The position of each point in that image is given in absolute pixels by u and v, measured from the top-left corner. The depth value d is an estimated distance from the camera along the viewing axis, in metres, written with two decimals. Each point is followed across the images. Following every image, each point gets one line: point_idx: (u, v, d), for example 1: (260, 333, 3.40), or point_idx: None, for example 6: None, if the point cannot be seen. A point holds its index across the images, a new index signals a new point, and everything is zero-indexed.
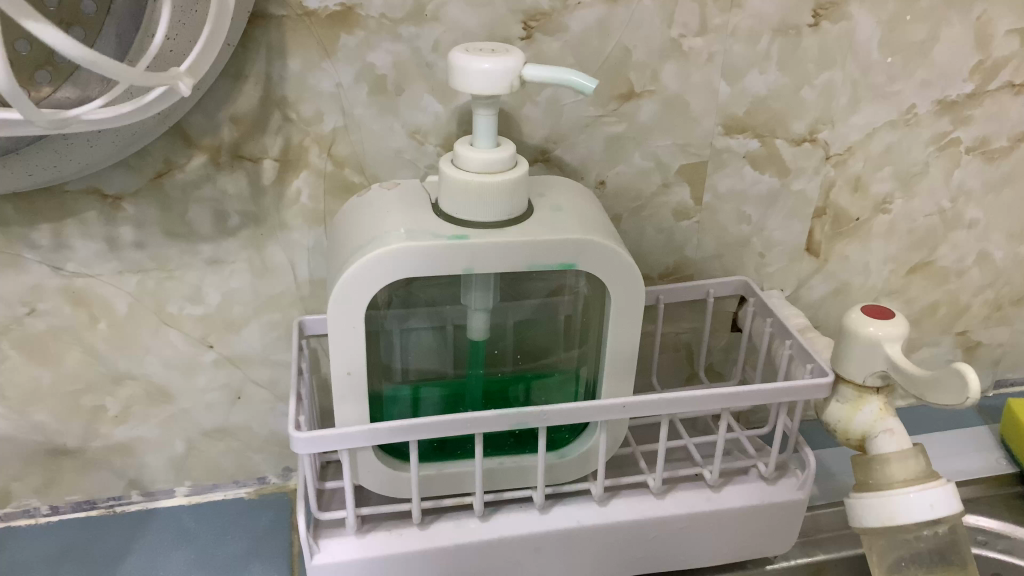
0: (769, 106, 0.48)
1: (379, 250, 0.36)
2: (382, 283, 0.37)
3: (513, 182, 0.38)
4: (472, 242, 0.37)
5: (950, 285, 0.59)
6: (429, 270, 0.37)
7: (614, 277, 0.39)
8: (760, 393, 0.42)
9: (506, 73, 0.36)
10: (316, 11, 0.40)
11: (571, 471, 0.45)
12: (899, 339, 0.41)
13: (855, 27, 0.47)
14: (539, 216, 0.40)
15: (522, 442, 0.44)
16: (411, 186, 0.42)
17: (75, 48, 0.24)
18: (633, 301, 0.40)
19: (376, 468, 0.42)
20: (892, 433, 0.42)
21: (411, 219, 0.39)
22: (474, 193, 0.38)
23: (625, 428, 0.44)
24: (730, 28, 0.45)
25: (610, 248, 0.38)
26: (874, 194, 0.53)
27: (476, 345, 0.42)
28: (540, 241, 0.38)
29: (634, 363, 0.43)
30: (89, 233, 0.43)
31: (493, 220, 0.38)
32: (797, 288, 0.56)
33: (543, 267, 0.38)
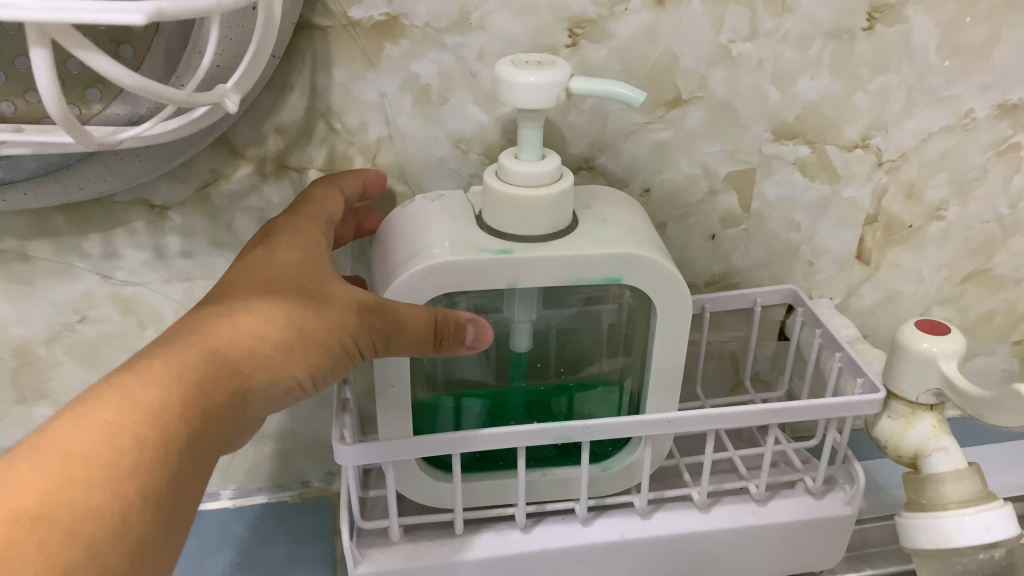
0: (820, 112, 0.47)
1: (423, 263, 0.36)
2: (426, 295, 0.37)
3: (559, 195, 0.38)
4: (517, 257, 0.37)
5: (1007, 293, 0.56)
6: (474, 285, 0.37)
7: (661, 292, 0.39)
8: (808, 408, 0.41)
9: (552, 87, 0.35)
10: (361, 21, 0.40)
11: (615, 483, 0.44)
12: (955, 355, 0.40)
13: (912, 29, 0.45)
14: (584, 227, 0.39)
15: (564, 454, 0.44)
16: (454, 197, 0.42)
17: (129, 77, 0.24)
18: (679, 317, 0.40)
19: (421, 478, 0.42)
20: (946, 451, 0.41)
21: (456, 231, 0.39)
22: (518, 207, 0.37)
23: (669, 443, 0.43)
24: (781, 32, 0.44)
25: (657, 261, 0.38)
26: (929, 201, 0.51)
27: (519, 357, 0.42)
28: (587, 255, 0.37)
29: (679, 378, 0.42)
30: (137, 242, 0.44)
31: (539, 233, 0.38)
32: (847, 296, 0.54)
33: (589, 282, 0.38)
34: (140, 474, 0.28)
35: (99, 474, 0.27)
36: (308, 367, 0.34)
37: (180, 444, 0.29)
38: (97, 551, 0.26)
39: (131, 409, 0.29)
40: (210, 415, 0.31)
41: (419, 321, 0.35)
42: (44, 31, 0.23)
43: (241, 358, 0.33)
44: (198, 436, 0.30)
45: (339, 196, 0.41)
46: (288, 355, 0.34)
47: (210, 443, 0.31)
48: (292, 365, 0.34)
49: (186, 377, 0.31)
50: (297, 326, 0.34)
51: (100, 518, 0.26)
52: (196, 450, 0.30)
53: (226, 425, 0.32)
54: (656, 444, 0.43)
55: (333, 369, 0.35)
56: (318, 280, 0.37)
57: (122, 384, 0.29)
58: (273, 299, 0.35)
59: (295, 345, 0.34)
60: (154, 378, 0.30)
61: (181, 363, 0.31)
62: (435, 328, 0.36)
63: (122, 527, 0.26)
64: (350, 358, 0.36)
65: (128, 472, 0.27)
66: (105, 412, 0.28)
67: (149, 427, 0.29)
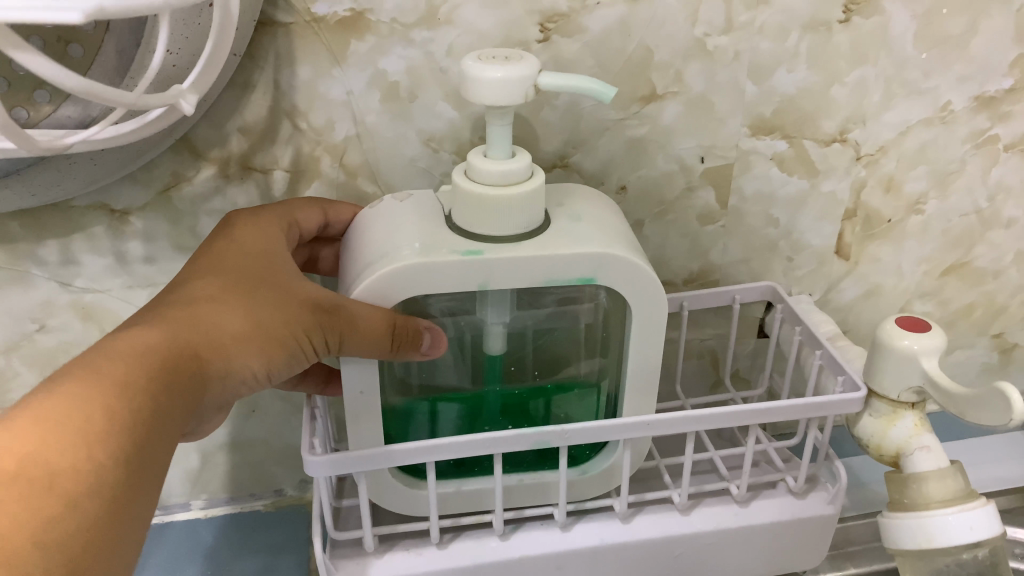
0: (798, 105, 0.46)
1: (391, 265, 0.35)
2: (392, 299, 0.36)
3: (529, 195, 0.36)
4: (487, 257, 0.35)
5: (987, 286, 0.56)
6: (444, 288, 0.36)
7: (636, 291, 0.38)
8: (790, 409, 0.40)
9: (520, 84, 0.34)
10: (324, 16, 0.38)
11: (593, 487, 0.43)
12: (936, 351, 0.39)
13: (889, 20, 0.45)
14: (556, 227, 0.38)
15: (541, 459, 0.43)
16: (423, 197, 0.41)
17: (69, 79, 0.23)
18: (654, 318, 0.39)
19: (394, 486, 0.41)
20: (928, 450, 0.40)
21: (424, 232, 0.37)
22: (487, 205, 0.36)
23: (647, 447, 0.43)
24: (757, 24, 0.43)
25: (631, 260, 0.37)
26: (908, 194, 0.51)
27: (494, 360, 0.41)
28: (559, 255, 0.36)
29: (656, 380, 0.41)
30: (97, 248, 0.42)
31: (510, 233, 0.37)
32: (827, 292, 0.54)
33: (562, 282, 0.37)
34: (112, 438, 0.28)
35: (73, 434, 0.27)
36: (268, 357, 0.35)
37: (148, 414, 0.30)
38: (71, 505, 0.26)
39: (99, 382, 0.29)
40: (175, 395, 0.32)
41: (376, 324, 0.34)
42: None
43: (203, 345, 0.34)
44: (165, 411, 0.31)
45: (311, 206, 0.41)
46: (248, 345, 0.35)
47: (176, 420, 0.32)
48: (251, 355, 0.35)
49: (152, 358, 0.32)
50: (258, 318, 0.35)
51: (74, 474, 0.27)
52: (163, 423, 0.31)
53: (189, 407, 0.33)
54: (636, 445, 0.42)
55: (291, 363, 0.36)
56: (280, 277, 0.38)
57: (91, 361, 0.30)
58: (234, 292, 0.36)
59: (256, 336, 0.35)
60: (119, 356, 0.31)
61: (147, 345, 0.32)
62: (394, 332, 0.35)
63: (95, 485, 0.27)
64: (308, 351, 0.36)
65: (101, 434, 0.28)
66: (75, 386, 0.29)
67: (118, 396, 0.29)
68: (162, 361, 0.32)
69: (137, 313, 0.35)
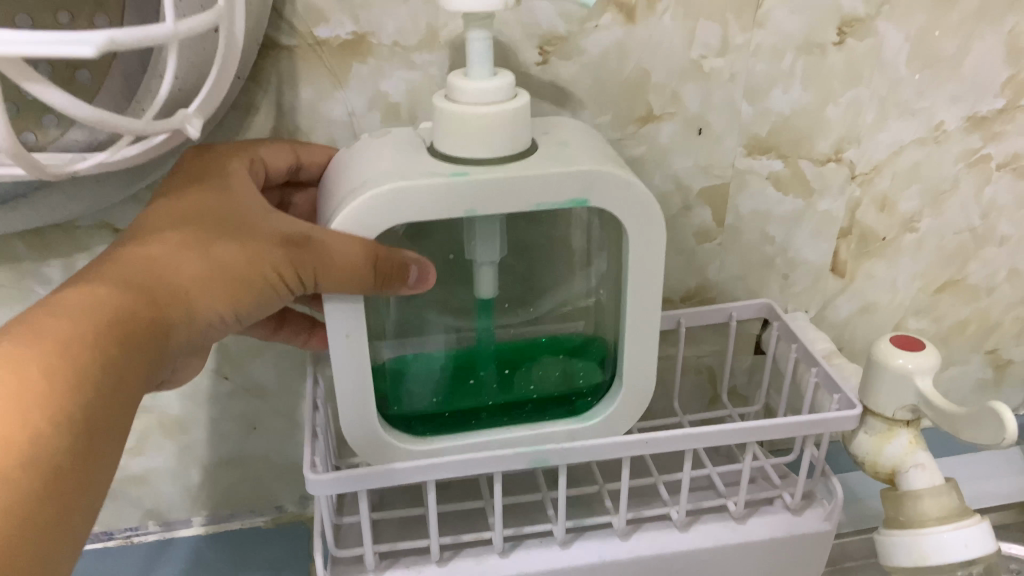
0: (793, 125, 0.47)
1: (365, 197, 0.32)
2: (372, 230, 0.33)
3: (514, 111, 0.33)
4: (472, 178, 0.32)
5: (981, 302, 0.56)
6: (426, 216, 0.33)
7: (628, 211, 0.35)
8: (785, 426, 0.40)
9: None
10: (327, 40, 0.39)
11: (596, 439, 0.41)
12: (931, 370, 0.40)
13: (882, 42, 0.45)
14: (544, 150, 0.35)
15: (539, 408, 0.41)
16: (402, 132, 0.38)
17: (82, 111, 0.24)
18: (655, 245, 0.36)
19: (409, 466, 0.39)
20: (923, 467, 0.41)
21: (402, 161, 0.34)
22: (468, 125, 0.33)
23: (652, 389, 0.40)
24: (752, 46, 0.44)
25: (620, 176, 0.34)
26: (902, 212, 0.51)
27: (484, 303, 0.40)
28: (546, 174, 0.33)
29: (657, 319, 0.38)
30: None
31: (496, 155, 0.34)
32: (823, 308, 0.54)
33: (551, 207, 0.34)
34: (60, 399, 0.27)
35: (16, 400, 0.26)
36: (232, 300, 0.33)
37: (101, 372, 0.29)
38: (14, 468, 0.25)
39: (43, 342, 0.28)
40: (133, 349, 0.30)
41: (353, 256, 0.32)
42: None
43: (160, 294, 0.32)
44: (121, 366, 0.30)
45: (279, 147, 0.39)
46: (210, 288, 0.33)
47: (136, 373, 0.30)
48: (214, 299, 0.33)
49: (104, 312, 0.30)
50: (218, 260, 0.33)
51: (24, 442, 0.25)
52: (120, 379, 0.29)
53: (151, 356, 0.31)
54: (638, 395, 0.40)
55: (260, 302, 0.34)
56: (243, 214, 0.36)
57: (35, 321, 0.29)
58: (190, 234, 0.34)
59: (215, 278, 0.33)
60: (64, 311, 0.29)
61: (95, 297, 0.30)
62: (376, 262, 0.33)
63: (47, 449, 0.26)
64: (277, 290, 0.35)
65: (47, 396, 0.27)
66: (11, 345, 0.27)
67: (65, 355, 0.28)
68: (114, 314, 0.30)
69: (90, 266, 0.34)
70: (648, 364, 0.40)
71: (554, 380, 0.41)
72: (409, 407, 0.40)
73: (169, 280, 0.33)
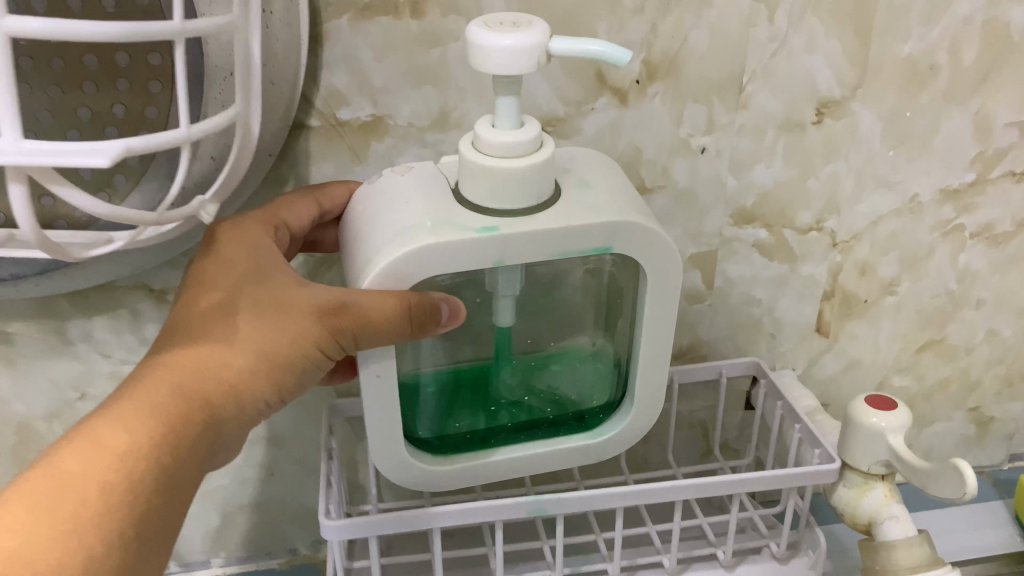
0: (776, 197, 0.51)
1: (405, 249, 0.34)
2: (410, 279, 0.35)
3: (539, 166, 0.35)
4: (503, 232, 0.34)
5: (961, 361, 0.59)
6: (460, 266, 0.35)
7: (651, 256, 0.37)
8: (767, 479, 0.43)
9: (528, 52, 0.33)
10: (349, 121, 0.44)
11: (608, 450, 0.44)
12: (902, 428, 0.43)
13: (858, 121, 0.49)
14: (568, 196, 0.37)
15: (555, 424, 0.44)
16: (424, 170, 0.40)
17: (97, 208, 0.30)
18: (671, 286, 0.39)
19: (432, 483, 0.41)
20: (897, 519, 0.43)
21: (433, 209, 0.36)
22: (497, 179, 0.35)
23: (660, 409, 0.43)
24: (736, 125, 0.48)
25: (644, 226, 0.36)
26: (882, 277, 0.55)
27: (502, 333, 0.41)
28: (575, 226, 0.35)
29: (669, 347, 0.41)
30: (135, 325, 0.46)
31: (523, 206, 0.36)
32: (809, 366, 0.57)
33: (578, 254, 0.36)
34: (115, 514, 0.30)
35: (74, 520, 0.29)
36: (276, 384, 0.36)
37: (153, 477, 0.31)
38: None
39: (100, 455, 0.31)
40: (183, 448, 0.33)
41: (388, 310, 0.34)
42: (22, 171, 0.28)
43: (210, 387, 0.34)
44: (172, 468, 0.32)
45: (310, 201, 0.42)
46: (255, 377, 0.35)
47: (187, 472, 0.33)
48: (260, 385, 0.35)
49: (156, 416, 0.32)
50: (262, 348, 0.35)
51: (82, 559, 0.28)
52: (172, 480, 0.32)
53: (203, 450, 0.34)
54: (646, 418, 0.43)
55: (304, 379, 0.37)
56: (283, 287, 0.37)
57: (93, 430, 0.31)
58: (235, 322, 0.36)
59: (260, 367, 0.35)
60: (122, 420, 0.32)
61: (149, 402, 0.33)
62: (411, 316, 0.34)
63: (102, 563, 0.29)
64: (320, 362, 0.36)
65: (102, 514, 0.29)
66: (71, 462, 0.30)
67: (120, 467, 0.31)
68: (166, 418, 0.33)
69: (147, 354, 0.36)
70: (659, 390, 0.42)
71: (569, 396, 0.43)
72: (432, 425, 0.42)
73: (215, 372, 0.35)
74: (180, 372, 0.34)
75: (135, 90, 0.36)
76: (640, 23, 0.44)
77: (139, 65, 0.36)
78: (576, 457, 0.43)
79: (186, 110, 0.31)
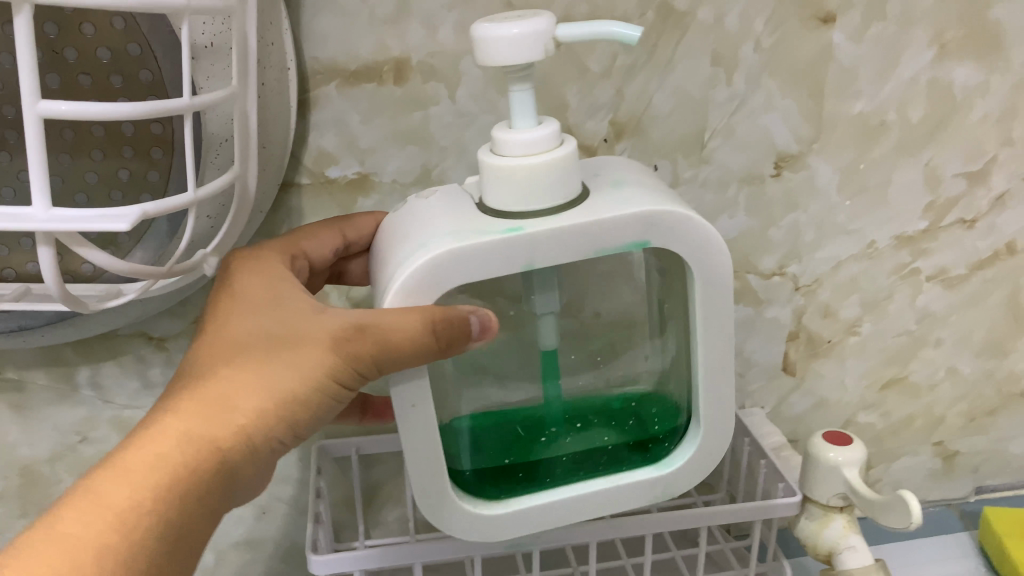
0: (739, 245, 0.54)
1: (425, 257, 0.33)
2: (440, 288, 0.33)
3: (561, 159, 0.35)
4: (530, 231, 0.33)
5: (925, 398, 0.62)
6: (491, 272, 0.33)
7: (690, 250, 0.36)
8: (733, 513, 0.46)
9: (541, 34, 0.33)
10: (336, 178, 0.48)
11: (677, 484, 0.42)
12: (858, 463, 0.46)
13: (815, 173, 0.53)
14: (598, 194, 0.36)
15: (616, 458, 0.42)
16: (451, 191, 0.40)
17: (114, 265, 0.33)
18: (719, 275, 0.37)
19: (486, 529, 0.40)
20: (855, 549, 0.46)
21: (459, 219, 0.35)
22: (522, 178, 0.34)
23: (729, 432, 0.41)
24: (700, 179, 0.51)
25: (680, 213, 0.35)
26: (844, 318, 0.58)
27: (550, 355, 0.40)
28: (607, 219, 0.34)
29: (732, 364, 0.39)
30: (135, 371, 0.49)
31: (551, 206, 0.35)
32: (778, 404, 0.60)
33: (615, 250, 0.34)
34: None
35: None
36: (291, 422, 0.35)
37: (154, 535, 0.31)
38: None
39: (101, 516, 0.31)
40: (188, 500, 0.33)
41: (409, 331, 0.32)
42: (51, 236, 0.31)
43: (217, 432, 0.34)
44: (175, 524, 0.32)
45: (335, 230, 0.44)
46: (265, 418, 0.34)
47: (191, 523, 0.33)
48: (271, 425, 0.34)
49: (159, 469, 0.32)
50: (273, 386, 0.35)
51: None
52: (175, 533, 0.32)
53: (209, 499, 0.34)
54: (709, 447, 0.41)
55: (323, 415, 0.36)
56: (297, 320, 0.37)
57: (95, 487, 0.31)
58: (246, 360, 0.35)
59: (271, 408, 0.34)
60: (124, 477, 0.32)
61: (154, 453, 0.33)
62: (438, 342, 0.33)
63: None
64: (339, 394, 0.35)
65: None
66: (70, 524, 0.30)
67: (119, 528, 0.31)
68: (168, 472, 0.32)
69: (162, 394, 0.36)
70: (724, 412, 0.40)
71: (628, 426, 0.42)
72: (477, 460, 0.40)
73: (224, 415, 0.34)
74: (188, 418, 0.34)
75: (139, 157, 0.39)
76: (608, 87, 0.48)
77: (143, 134, 0.39)
78: (643, 492, 0.41)
79: (195, 178, 0.35)
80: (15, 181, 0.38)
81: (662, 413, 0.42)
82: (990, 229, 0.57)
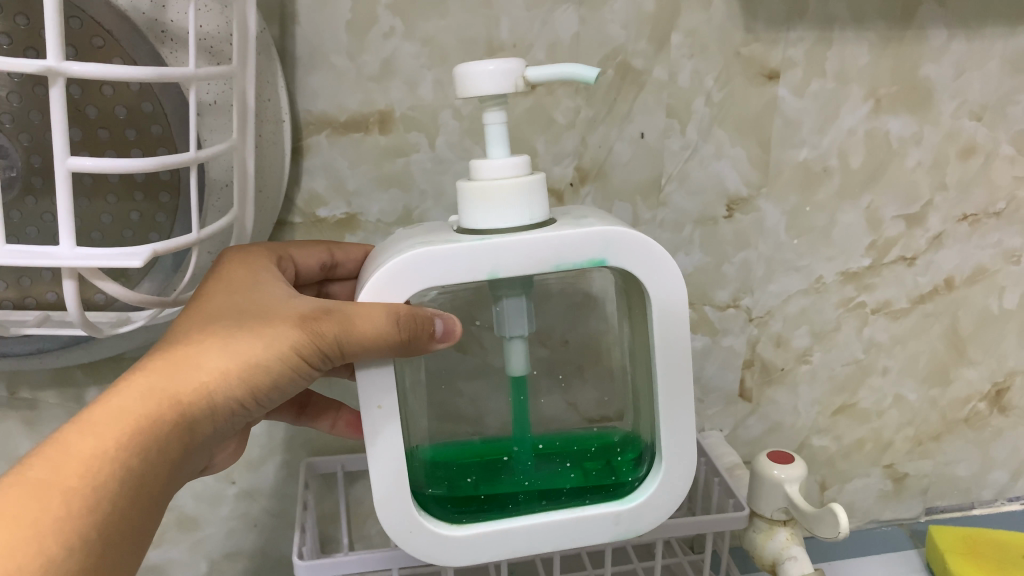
0: (695, 280, 0.59)
1: (396, 260, 0.36)
2: (409, 290, 0.37)
3: (526, 184, 0.39)
4: (495, 241, 0.36)
5: (873, 423, 0.66)
6: (456, 278, 0.36)
7: (645, 268, 0.38)
8: (685, 525, 0.49)
9: (508, 73, 0.38)
10: (326, 218, 0.53)
11: (644, 517, 0.42)
12: (798, 480, 0.50)
13: (764, 215, 0.58)
14: (562, 221, 0.40)
15: (580, 488, 0.43)
16: (432, 224, 0.44)
17: (125, 294, 0.38)
18: (675, 300, 0.39)
19: (446, 551, 0.40)
20: (796, 559, 0.50)
21: (434, 235, 0.39)
22: (491, 198, 0.39)
23: (693, 463, 0.42)
24: (657, 220, 0.56)
25: (633, 234, 0.37)
26: (795, 348, 0.62)
27: (519, 380, 0.44)
28: (565, 236, 0.37)
29: (689, 392, 0.41)
30: None
31: (515, 225, 0.39)
32: (735, 427, 0.65)
33: (574, 265, 0.37)
34: (77, 519, 0.32)
35: (38, 525, 0.31)
36: (254, 387, 0.38)
37: (120, 480, 0.34)
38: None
39: (68, 462, 0.33)
40: (153, 450, 0.35)
41: (373, 316, 0.36)
42: (74, 270, 0.36)
43: (182, 390, 0.37)
44: (138, 472, 0.35)
45: (324, 250, 0.49)
46: (229, 380, 0.37)
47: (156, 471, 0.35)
48: (235, 388, 0.37)
49: (127, 420, 0.35)
50: (237, 354, 0.38)
51: (41, 563, 0.30)
52: (139, 479, 0.34)
53: (173, 451, 0.36)
54: (673, 476, 0.42)
55: (285, 387, 0.39)
56: (267, 304, 0.40)
57: (64, 437, 0.34)
58: (212, 332, 0.38)
59: (236, 372, 0.37)
60: (92, 427, 0.34)
61: (122, 407, 0.35)
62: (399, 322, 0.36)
63: (64, 566, 0.31)
64: (302, 368, 0.38)
65: (63, 516, 0.32)
66: (39, 470, 0.33)
67: (87, 470, 0.33)
68: (135, 423, 0.35)
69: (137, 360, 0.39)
70: (686, 439, 0.41)
71: (590, 457, 0.44)
72: (441, 484, 0.42)
73: (192, 377, 0.37)
74: (157, 378, 0.37)
75: (148, 200, 0.45)
76: (572, 136, 0.53)
77: (152, 180, 0.44)
78: (606, 526, 0.41)
79: (198, 219, 0.39)
80: (38, 222, 0.43)
81: (628, 451, 0.44)
82: (929, 267, 0.62)
